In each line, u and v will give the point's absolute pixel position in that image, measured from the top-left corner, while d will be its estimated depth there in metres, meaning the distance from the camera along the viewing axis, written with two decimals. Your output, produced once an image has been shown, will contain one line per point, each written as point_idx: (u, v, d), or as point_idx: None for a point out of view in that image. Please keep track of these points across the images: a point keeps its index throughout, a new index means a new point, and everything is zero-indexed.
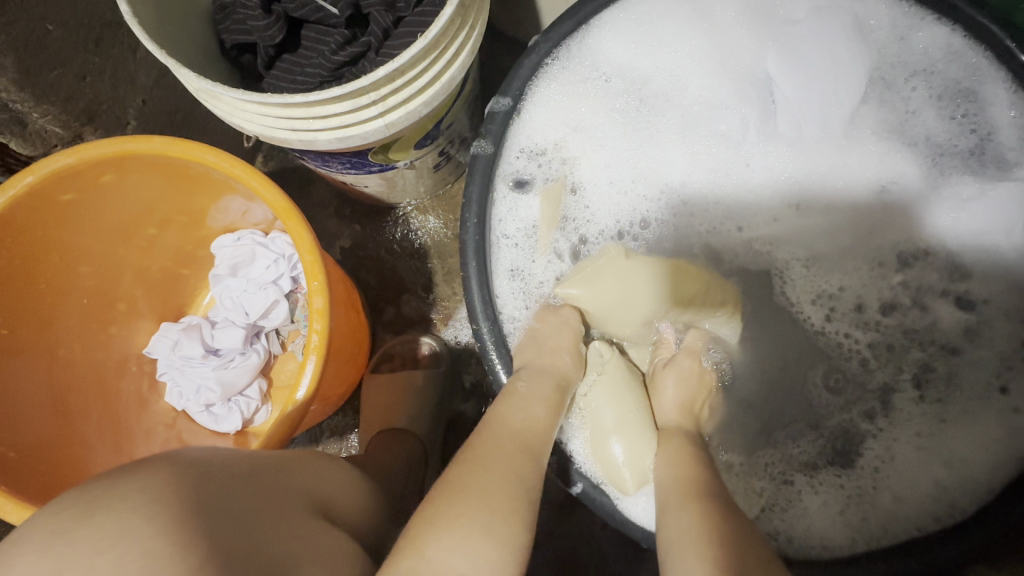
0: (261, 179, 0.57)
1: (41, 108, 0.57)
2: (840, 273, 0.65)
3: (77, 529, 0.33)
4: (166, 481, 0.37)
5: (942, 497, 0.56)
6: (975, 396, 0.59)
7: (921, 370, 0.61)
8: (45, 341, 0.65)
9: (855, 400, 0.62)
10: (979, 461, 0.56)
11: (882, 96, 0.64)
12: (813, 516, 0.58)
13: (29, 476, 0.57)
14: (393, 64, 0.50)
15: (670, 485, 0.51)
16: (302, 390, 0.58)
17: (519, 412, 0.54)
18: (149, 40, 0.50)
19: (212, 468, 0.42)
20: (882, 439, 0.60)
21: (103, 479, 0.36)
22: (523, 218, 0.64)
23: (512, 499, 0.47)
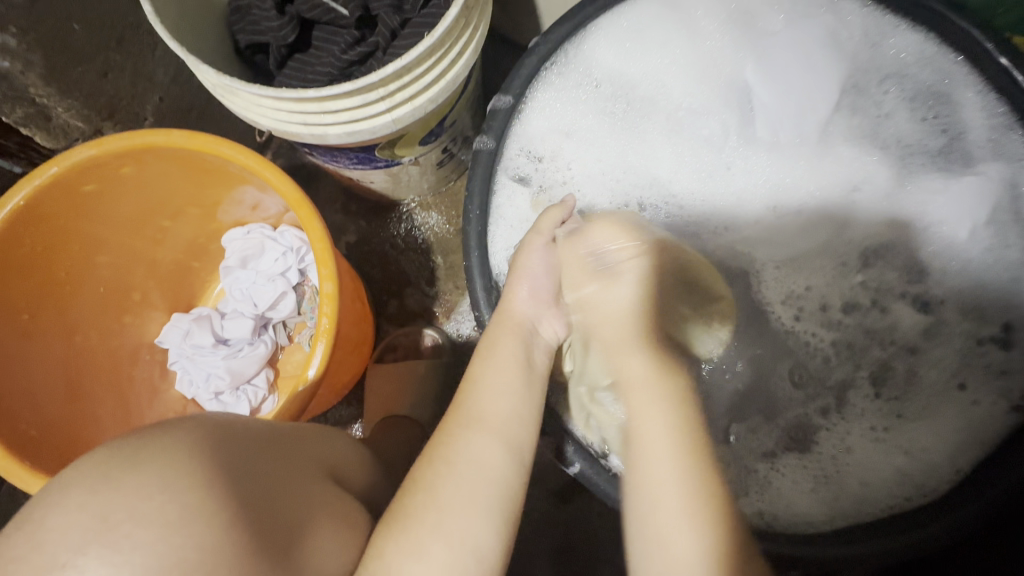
0: (274, 171, 0.60)
1: (64, 102, 0.62)
2: (807, 274, 0.67)
3: (122, 478, 0.36)
4: (195, 443, 0.40)
5: (907, 482, 0.58)
6: (933, 390, 0.60)
7: (879, 369, 0.63)
8: (65, 327, 0.67)
9: (813, 396, 0.64)
10: (941, 448, 0.58)
11: (854, 104, 0.67)
12: (790, 496, 0.60)
13: (50, 454, 0.60)
14: (401, 62, 0.53)
15: (660, 476, 0.49)
16: (312, 372, 0.61)
17: (490, 403, 0.55)
18: (171, 38, 0.53)
19: (236, 432, 0.45)
20: (835, 432, 0.62)
21: (138, 434, 0.39)
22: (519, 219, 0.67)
23: (482, 500, 0.49)
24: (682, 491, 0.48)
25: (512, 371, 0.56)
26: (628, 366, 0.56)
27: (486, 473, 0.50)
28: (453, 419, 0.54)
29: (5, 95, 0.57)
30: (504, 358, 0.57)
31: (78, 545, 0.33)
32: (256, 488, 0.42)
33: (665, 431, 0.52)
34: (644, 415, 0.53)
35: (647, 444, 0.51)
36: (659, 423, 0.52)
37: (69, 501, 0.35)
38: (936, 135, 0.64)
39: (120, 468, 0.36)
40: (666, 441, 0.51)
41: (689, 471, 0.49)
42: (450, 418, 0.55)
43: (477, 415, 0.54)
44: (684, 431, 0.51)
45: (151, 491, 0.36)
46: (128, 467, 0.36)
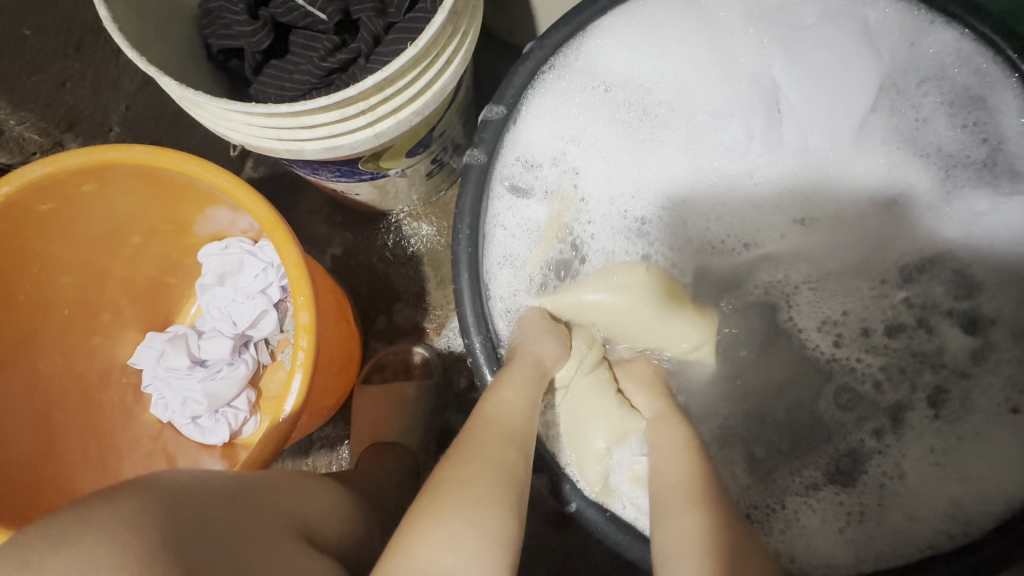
0: (245, 191, 0.55)
1: (18, 116, 0.56)
2: (843, 296, 0.64)
3: (42, 568, 0.31)
4: (138, 510, 0.35)
5: (956, 516, 0.54)
6: (984, 415, 0.57)
7: (935, 391, 0.59)
8: (24, 353, 0.63)
9: (866, 417, 0.60)
10: (990, 477, 0.54)
11: (893, 104, 0.63)
12: (814, 536, 0.57)
13: (8, 499, 0.56)
14: (382, 73, 0.49)
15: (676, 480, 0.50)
16: (289, 405, 0.56)
17: (508, 408, 0.53)
18: (129, 47, 0.48)
19: (194, 494, 0.40)
20: (890, 456, 0.58)
21: (71, 509, 0.35)
22: (525, 227, 0.63)
23: (511, 497, 0.47)
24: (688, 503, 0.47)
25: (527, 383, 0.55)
26: (659, 436, 0.55)
27: (507, 472, 0.48)
28: (475, 418, 0.52)
29: None
30: (523, 371, 0.55)
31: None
32: (209, 555, 0.37)
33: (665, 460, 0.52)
34: (655, 448, 0.54)
35: (659, 483, 0.51)
36: (675, 461, 0.51)
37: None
38: (977, 144, 0.60)
39: (47, 546, 0.32)
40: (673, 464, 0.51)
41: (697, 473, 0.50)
42: (475, 421, 0.52)
43: (499, 415, 0.52)
44: (695, 471, 0.50)
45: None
46: (55, 550, 0.32)
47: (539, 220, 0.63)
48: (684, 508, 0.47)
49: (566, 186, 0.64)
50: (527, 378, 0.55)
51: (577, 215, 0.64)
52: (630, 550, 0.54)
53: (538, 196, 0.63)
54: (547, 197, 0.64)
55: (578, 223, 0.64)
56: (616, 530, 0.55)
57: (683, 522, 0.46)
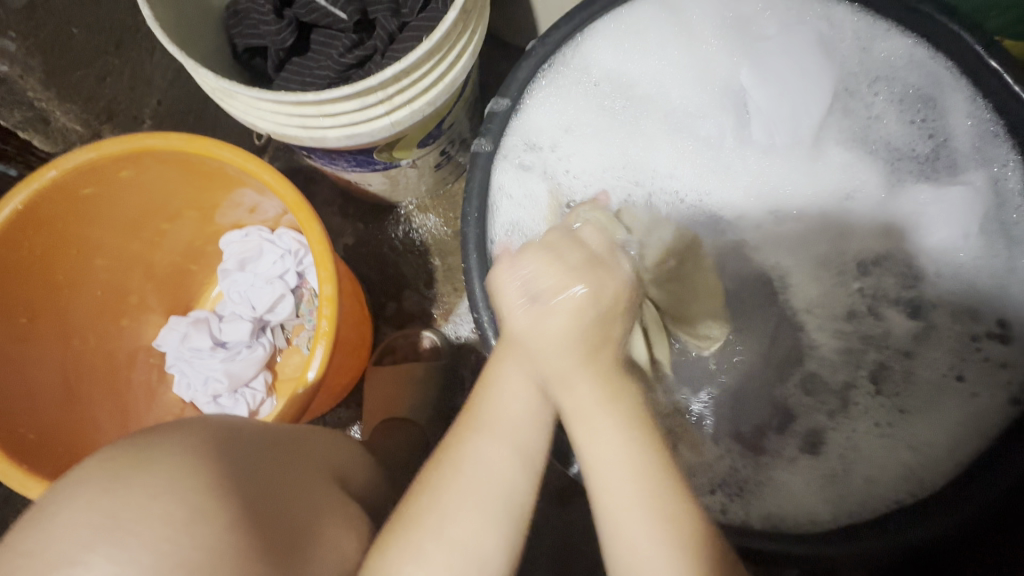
0: (273, 174, 0.60)
1: (63, 107, 0.62)
2: (817, 283, 0.68)
3: (128, 476, 0.35)
4: (197, 448, 0.40)
5: (910, 476, 0.58)
6: (933, 386, 0.61)
7: (877, 368, 0.64)
8: (61, 329, 0.67)
9: (821, 400, 0.64)
10: (942, 442, 0.59)
11: (845, 108, 0.68)
12: (796, 496, 0.60)
13: (47, 459, 0.60)
14: (400, 65, 0.53)
15: (721, 470, 0.46)
16: (312, 373, 0.61)
17: (507, 405, 0.48)
18: (171, 42, 0.53)
19: (241, 435, 0.45)
20: (842, 430, 0.63)
21: (141, 439, 0.39)
22: (529, 202, 0.68)
23: (495, 513, 0.44)
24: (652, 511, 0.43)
25: (532, 377, 0.48)
26: (597, 419, 0.45)
27: (493, 486, 0.45)
28: (466, 415, 0.48)
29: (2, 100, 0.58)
30: (530, 367, 0.49)
31: (84, 542, 0.32)
32: (259, 494, 0.41)
33: (591, 448, 0.44)
34: (714, 415, 0.49)
35: (599, 474, 0.44)
36: None
37: (74, 501, 0.34)
38: (924, 140, 0.65)
39: (130, 466, 0.36)
40: None
41: None
42: (463, 422, 0.48)
43: (488, 417, 0.47)
44: (653, 471, 0.44)
45: (158, 490, 0.35)
46: (137, 464, 0.36)
47: (541, 195, 0.68)
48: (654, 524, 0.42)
49: (562, 169, 0.69)
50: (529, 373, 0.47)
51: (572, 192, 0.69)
52: None
53: (538, 174, 0.68)
54: (546, 175, 0.69)
55: (578, 199, 0.69)
56: None
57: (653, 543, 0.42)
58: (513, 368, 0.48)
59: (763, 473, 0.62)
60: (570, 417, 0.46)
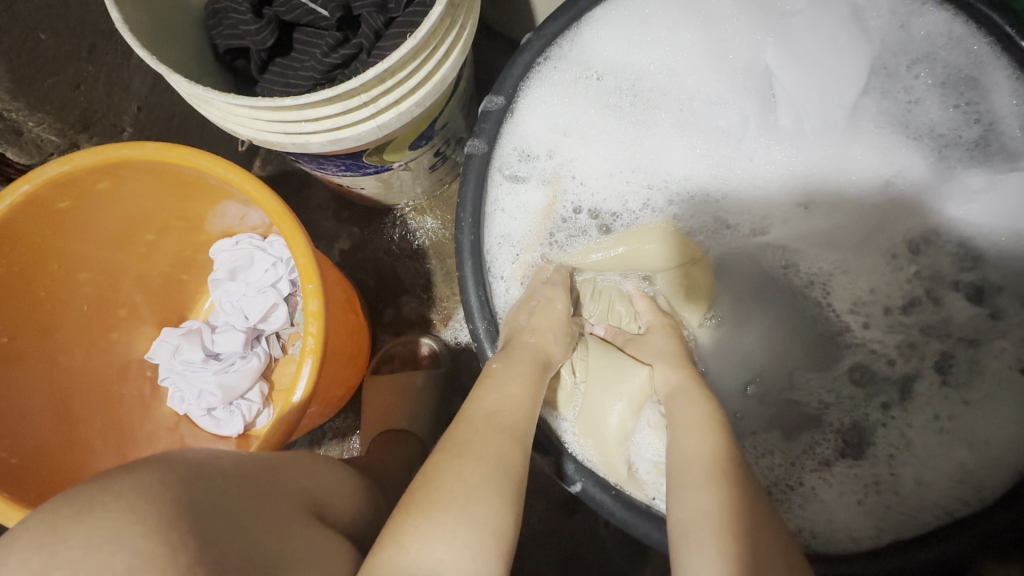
0: (255, 184, 0.57)
1: (36, 117, 0.59)
2: (867, 276, 0.63)
3: (69, 529, 0.33)
4: (155, 486, 0.37)
5: (967, 481, 0.54)
6: (999, 378, 0.56)
7: (941, 356, 0.59)
8: (46, 347, 0.65)
9: (877, 392, 0.60)
10: (1001, 442, 0.54)
11: (884, 86, 0.63)
12: (836, 511, 0.56)
13: (31, 482, 0.58)
14: (383, 65, 0.50)
15: (695, 458, 0.46)
16: (298, 392, 0.58)
17: (506, 399, 0.51)
18: (140, 47, 0.50)
19: (207, 470, 0.42)
20: (893, 427, 0.58)
21: (95, 482, 0.36)
22: (523, 211, 0.64)
23: (510, 494, 0.46)
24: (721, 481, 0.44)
25: (526, 375, 0.54)
26: (678, 407, 0.51)
27: (500, 463, 0.47)
28: (466, 412, 0.51)
29: None
30: (520, 367, 0.54)
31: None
32: (222, 529, 0.39)
33: (695, 442, 0.48)
34: (678, 422, 0.50)
35: (680, 455, 0.48)
36: (695, 422, 0.49)
37: (14, 556, 0.32)
38: (970, 124, 0.61)
39: (73, 513, 0.34)
40: (698, 439, 0.48)
41: (715, 437, 0.48)
42: (470, 407, 0.51)
43: (493, 408, 0.51)
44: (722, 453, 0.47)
45: (99, 539, 0.33)
46: (75, 515, 0.34)
47: (538, 203, 0.64)
48: (705, 484, 0.44)
49: (559, 172, 0.65)
50: (522, 374, 0.54)
51: (577, 198, 0.66)
52: (636, 527, 0.53)
53: (535, 182, 0.64)
54: (546, 183, 0.65)
55: (586, 207, 0.66)
56: (621, 507, 0.54)
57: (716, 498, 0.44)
58: (505, 362, 0.54)
59: (797, 479, 0.58)
60: (673, 419, 0.51)
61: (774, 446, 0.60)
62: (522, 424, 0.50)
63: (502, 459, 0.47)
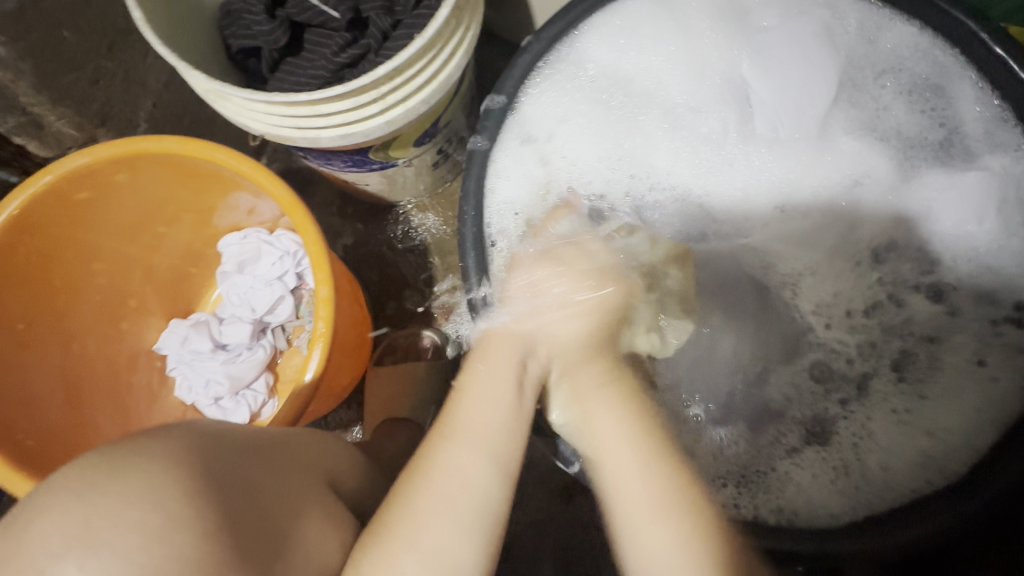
0: (268, 176, 0.60)
1: (56, 110, 0.64)
2: (833, 281, 0.66)
3: (106, 487, 0.37)
4: (180, 455, 0.40)
5: (930, 465, 0.57)
6: (958, 373, 0.59)
7: (900, 356, 0.62)
8: (59, 334, 0.67)
9: (834, 388, 0.63)
10: (958, 430, 0.57)
11: (852, 98, 0.67)
12: (809, 491, 0.59)
13: (45, 462, 0.60)
14: (392, 63, 0.53)
15: (642, 482, 0.47)
16: (309, 374, 0.61)
17: (480, 413, 0.50)
18: (162, 44, 0.53)
19: (221, 441, 0.45)
20: (855, 419, 0.61)
21: (130, 444, 0.40)
22: (524, 192, 0.66)
23: (467, 528, 0.45)
24: (667, 510, 0.45)
25: (504, 377, 0.52)
26: (600, 418, 0.51)
27: (465, 493, 0.46)
28: (436, 431, 0.50)
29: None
30: (497, 370, 0.53)
31: (60, 549, 0.35)
32: (241, 494, 0.42)
33: (637, 478, 0.47)
34: (616, 440, 0.49)
35: (613, 481, 0.48)
36: (631, 439, 0.49)
37: (54, 505, 0.36)
38: (936, 127, 0.64)
39: (108, 474, 0.37)
40: (630, 459, 0.48)
41: (653, 460, 0.47)
42: (437, 426, 0.50)
43: (463, 425, 0.49)
44: (667, 475, 0.47)
45: (132, 499, 0.36)
46: (113, 473, 0.37)
47: (537, 185, 0.67)
48: (660, 515, 0.45)
49: (556, 163, 0.68)
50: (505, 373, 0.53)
51: (575, 185, 0.68)
52: None
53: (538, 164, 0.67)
54: (546, 169, 0.67)
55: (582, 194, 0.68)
56: None
57: (671, 529, 0.44)
58: (484, 367, 0.53)
59: (776, 466, 0.61)
60: (595, 434, 0.51)
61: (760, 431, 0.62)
62: (495, 438, 0.49)
63: (466, 486, 0.46)
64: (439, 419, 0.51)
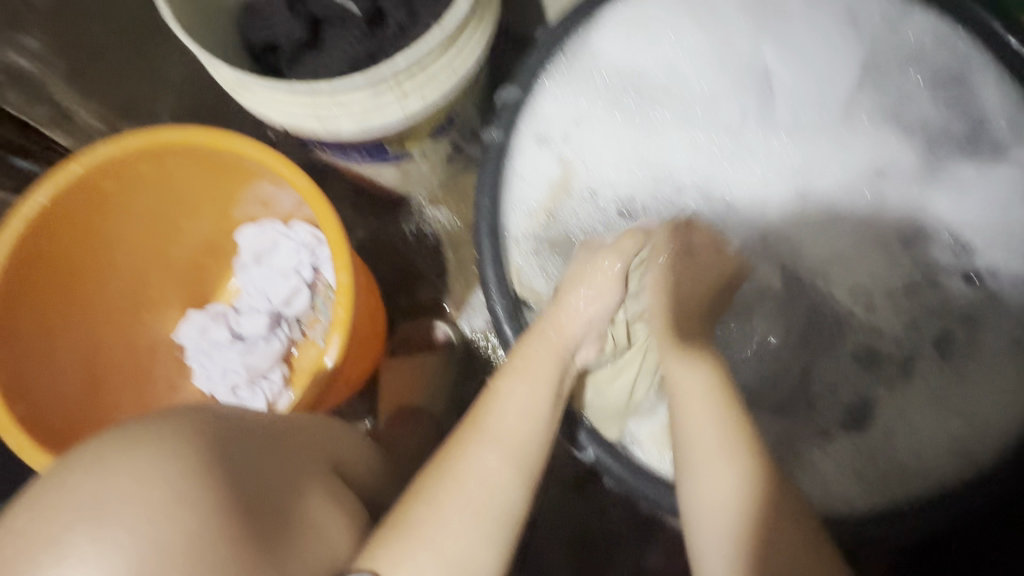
0: (289, 166, 0.61)
1: (86, 105, 0.70)
2: (868, 261, 0.65)
3: (117, 462, 0.38)
4: (191, 436, 0.42)
5: (963, 453, 0.58)
6: (993, 351, 0.60)
7: (941, 335, 0.62)
8: (81, 322, 0.69)
9: (882, 373, 0.62)
10: (995, 416, 0.58)
11: (877, 83, 0.66)
12: (830, 480, 0.60)
13: (69, 446, 0.62)
14: (412, 54, 0.54)
15: (712, 435, 0.49)
16: (330, 359, 0.62)
17: (509, 419, 0.52)
18: (188, 36, 0.54)
19: (237, 424, 0.46)
20: (897, 400, 0.61)
21: (144, 424, 0.41)
22: (539, 182, 0.67)
23: (485, 528, 0.47)
24: (735, 460, 0.48)
25: (539, 395, 0.54)
26: (683, 379, 0.52)
27: (484, 500, 0.48)
28: (458, 437, 0.52)
29: (28, 95, 0.68)
30: (543, 366, 0.55)
31: (67, 523, 0.35)
32: (245, 477, 0.43)
33: (708, 427, 0.49)
34: (686, 399, 0.51)
35: (686, 435, 0.50)
36: (706, 398, 0.50)
37: (72, 477, 0.37)
38: (962, 119, 0.64)
39: (119, 452, 0.38)
40: (705, 415, 0.50)
41: (724, 416, 0.50)
42: (466, 426, 0.53)
43: (492, 429, 0.52)
44: (736, 429, 0.49)
45: (143, 476, 0.37)
46: (126, 450, 0.38)
47: (551, 178, 0.68)
48: (727, 460, 0.48)
49: (571, 161, 0.68)
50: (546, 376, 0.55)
51: (590, 186, 0.68)
52: (646, 493, 0.57)
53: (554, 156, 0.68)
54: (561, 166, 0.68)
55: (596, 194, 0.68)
56: (629, 474, 0.57)
57: (733, 480, 0.47)
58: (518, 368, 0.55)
59: (793, 455, 0.61)
60: (676, 390, 0.52)
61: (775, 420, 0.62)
62: (525, 449, 0.51)
63: (487, 492, 0.49)
64: (469, 421, 0.53)
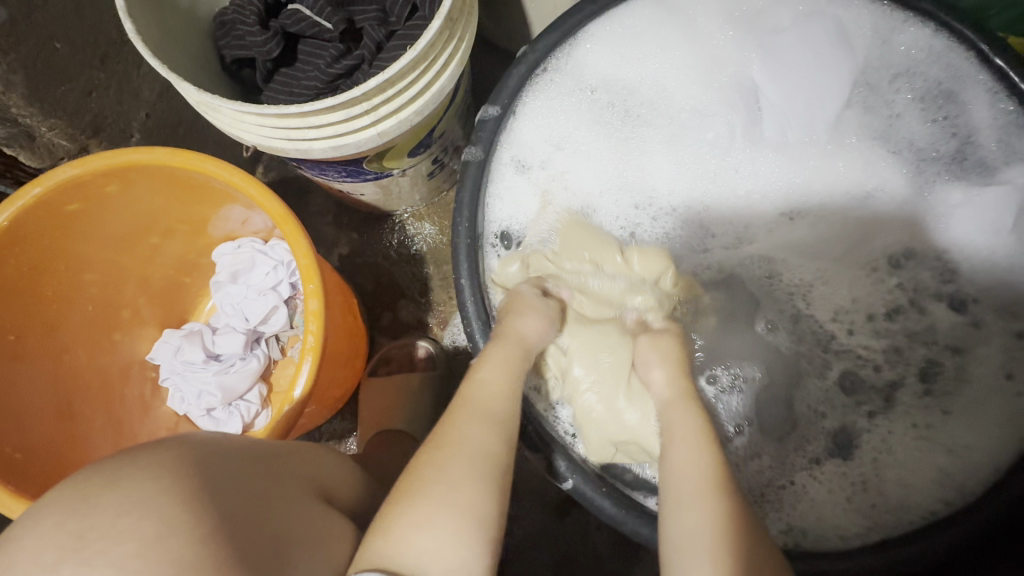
0: (258, 188, 0.60)
1: (48, 122, 0.62)
2: (849, 287, 0.66)
3: (103, 495, 0.36)
4: (176, 461, 0.40)
5: (947, 483, 0.55)
6: (982, 385, 0.58)
7: (927, 364, 0.61)
8: (50, 346, 0.66)
9: (864, 399, 0.62)
10: (980, 447, 0.56)
11: (866, 101, 0.66)
12: (821, 506, 0.57)
13: (34, 477, 0.60)
14: (384, 75, 0.52)
15: (700, 466, 0.47)
16: (298, 390, 0.60)
17: (488, 393, 0.52)
18: (152, 56, 0.52)
19: (219, 450, 0.45)
20: (877, 431, 0.60)
21: (125, 456, 0.40)
22: (516, 201, 0.66)
23: (487, 479, 0.47)
24: (722, 492, 0.46)
25: (508, 366, 0.54)
26: (674, 414, 0.52)
27: (475, 452, 0.48)
28: (454, 408, 0.52)
29: None
30: (505, 350, 0.55)
31: (51, 564, 0.33)
32: (237, 500, 0.42)
33: (694, 456, 0.48)
34: (674, 436, 0.51)
35: (670, 468, 0.49)
36: (692, 439, 0.50)
37: (47, 520, 0.35)
38: (947, 139, 0.63)
39: (100, 487, 0.37)
40: (689, 453, 0.49)
41: (712, 451, 0.49)
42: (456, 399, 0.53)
43: (473, 400, 0.52)
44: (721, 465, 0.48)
45: (128, 507, 0.36)
46: (107, 484, 0.37)
47: (527, 197, 0.66)
48: (704, 496, 0.46)
49: (549, 182, 0.67)
50: (507, 361, 0.55)
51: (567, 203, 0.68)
52: (625, 523, 0.54)
53: (533, 175, 0.67)
54: (540, 182, 0.67)
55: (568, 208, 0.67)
56: (610, 504, 0.55)
57: (708, 510, 0.45)
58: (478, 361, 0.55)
59: (780, 483, 0.59)
60: (668, 430, 0.52)
61: (757, 445, 0.61)
62: (502, 424, 0.51)
63: (479, 450, 0.49)
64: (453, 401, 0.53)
